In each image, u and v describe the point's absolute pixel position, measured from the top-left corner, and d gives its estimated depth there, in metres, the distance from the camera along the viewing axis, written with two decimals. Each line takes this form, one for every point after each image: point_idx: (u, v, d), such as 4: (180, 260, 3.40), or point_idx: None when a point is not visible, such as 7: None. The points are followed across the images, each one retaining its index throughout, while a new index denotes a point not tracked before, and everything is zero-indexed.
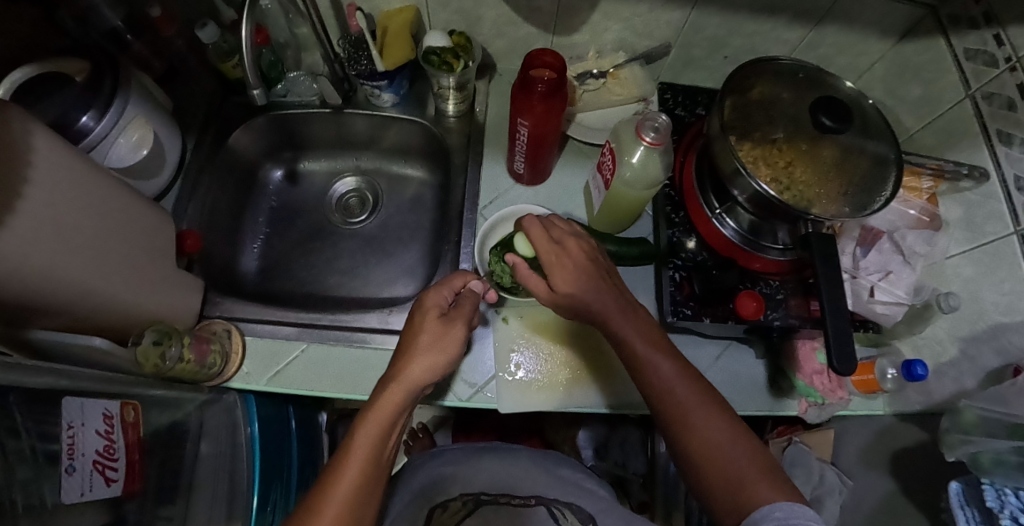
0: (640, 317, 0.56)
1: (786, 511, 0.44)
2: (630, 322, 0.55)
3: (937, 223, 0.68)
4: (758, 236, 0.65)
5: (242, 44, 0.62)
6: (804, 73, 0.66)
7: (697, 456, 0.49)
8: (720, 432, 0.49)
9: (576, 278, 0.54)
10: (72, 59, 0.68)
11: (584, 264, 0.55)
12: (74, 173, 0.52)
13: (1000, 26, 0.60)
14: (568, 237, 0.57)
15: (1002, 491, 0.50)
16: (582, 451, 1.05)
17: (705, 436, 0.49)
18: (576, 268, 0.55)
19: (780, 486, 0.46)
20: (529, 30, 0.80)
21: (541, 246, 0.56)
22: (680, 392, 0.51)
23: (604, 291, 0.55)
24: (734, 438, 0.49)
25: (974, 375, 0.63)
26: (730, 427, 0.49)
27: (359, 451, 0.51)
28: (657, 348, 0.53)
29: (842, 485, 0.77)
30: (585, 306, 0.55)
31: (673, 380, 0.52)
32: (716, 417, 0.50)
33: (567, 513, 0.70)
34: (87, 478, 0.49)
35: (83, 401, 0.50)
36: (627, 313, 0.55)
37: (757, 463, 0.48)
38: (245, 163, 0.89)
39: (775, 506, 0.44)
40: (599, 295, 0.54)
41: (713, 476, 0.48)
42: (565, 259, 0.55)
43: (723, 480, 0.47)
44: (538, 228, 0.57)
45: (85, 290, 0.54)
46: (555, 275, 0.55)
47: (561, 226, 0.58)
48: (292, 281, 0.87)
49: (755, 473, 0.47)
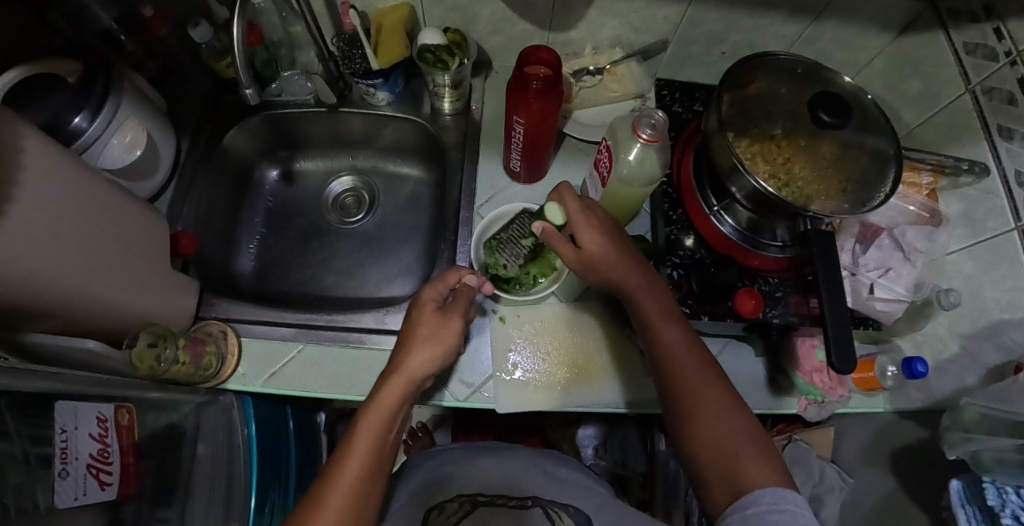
0: (659, 291, 0.56)
1: (774, 495, 0.43)
2: (648, 292, 0.55)
3: (938, 219, 0.67)
4: (756, 232, 0.66)
5: (234, 42, 0.61)
6: (802, 68, 0.66)
7: (696, 435, 0.49)
8: (723, 410, 0.49)
9: (601, 235, 0.55)
10: (63, 60, 0.67)
11: (610, 228, 0.56)
12: (65, 174, 0.51)
13: (1001, 20, 0.60)
14: (596, 206, 0.58)
15: (1003, 489, 0.49)
16: (582, 449, 1.06)
17: (711, 424, 0.48)
18: (602, 228, 0.56)
19: (777, 471, 0.46)
20: (525, 27, 0.79)
21: (570, 207, 0.56)
22: (691, 372, 0.51)
23: (627, 255, 0.56)
24: (738, 428, 0.48)
25: (976, 372, 0.63)
26: (736, 412, 0.49)
27: (361, 439, 0.51)
28: (671, 320, 0.53)
29: (842, 483, 0.78)
30: (608, 267, 0.55)
31: (682, 356, 0.51)
32: (721, 399, 0.49)
33: (563, 513, 0.69)
34: (81, 482, 0.49)
35: (76, 404, 0.50)
36: (647, 281, 0.56)
37: (759, 449, 0.47)
38: (239, 163, 0.88)
39: (764, 490, 0.43)
40: (623, 258, 0.55)
41: (708, 456, 0.48)
42: (593, 219, 0.56)
43: (719, 459, 0.47)
44: (569, 192, 0.57)
45: (80, 293, 0.54)
46: (582, 232, 0.55)
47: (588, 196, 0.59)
48: (288, 282, 0.87)
49: (753, 453, 0.46)
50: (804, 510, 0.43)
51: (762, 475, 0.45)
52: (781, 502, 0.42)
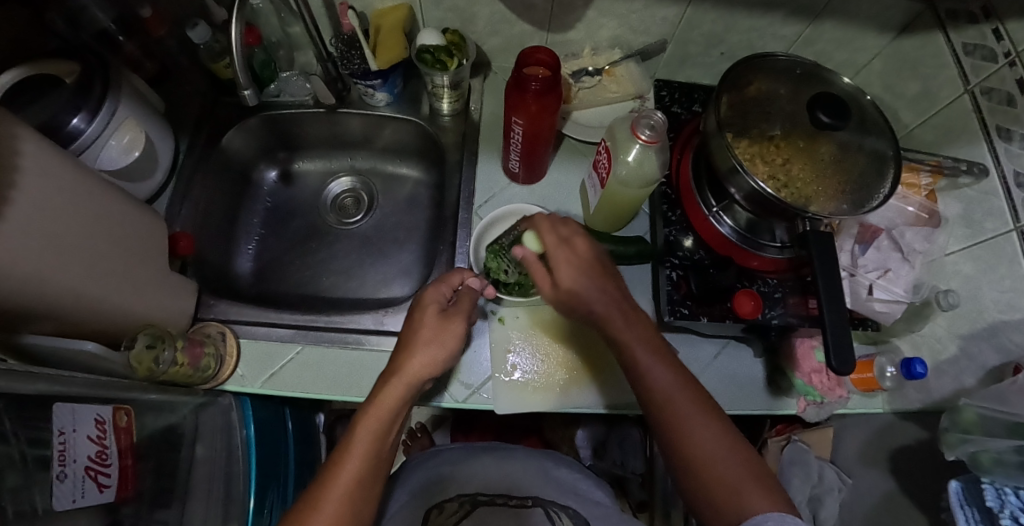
0: (642, 326, 0.54)
1: (778, 522, 0.44)
2: (633, 330, 0.53)
3: (936, 220, 0.68)
4: (755, 233, 0.66)
5: (232, 42, 0.61)
6: (801, 70, 0.66)
7: (693, 468, 0.49)
8: (718, 446, 0.48)
9: (577, 273, 0.53)
10: (61, 61, 0.67)
11: (589, 262, 0.54)
12: (63, 176, 0.51)
13: (1000, 21, 0.60)
14: (576, 234, 0.56)
15: (1002, 490, 0.50)
16: (581, 450, 1.04)
17: (705, 453, 0.48)
18: (581, 258, 0.54)
19: (774, 498, 0.46)
20: (523, 28, 0.79)
21: (549, 239, 0.56)
22: (684, 410, 0.49)
23: (607, 289, 0.54)
24: (732, 452, 0.49)
25: (974, 373, 0.63)
26: (731, 443, 0.49)
27: (359, 443, 0.51)
28: (659, 358, 0.51)
29: (841, 483, 0.77)
30: (586, 304, 0.53)
31: (674, 395, 0.50)
32: (716, 432, 0.49)
33: (562, 515, 0.69)
34: (79, 484, 0.49)
35: (75, 406, 0.50)
36: (629, 317, 0.53)
37: (752, 473, 0.48)
38: (237, 164, 0.88)
39: (766, 515, 0.45)
40: (603, 293, 0.53)
41: (706, 490, 0.48)
42: (570, 255, 0.54)
43: (720, 494, 0.47)
44: (546, 224, 0.57)
45: (78, 295, 0.54)
46: (558, 269, 0.54)
47: (568, 225, 0.57)
48: (287, 283, 0.87)
49: (752, 485, 0.47)
50: None
51: (760, 507, 0.46)
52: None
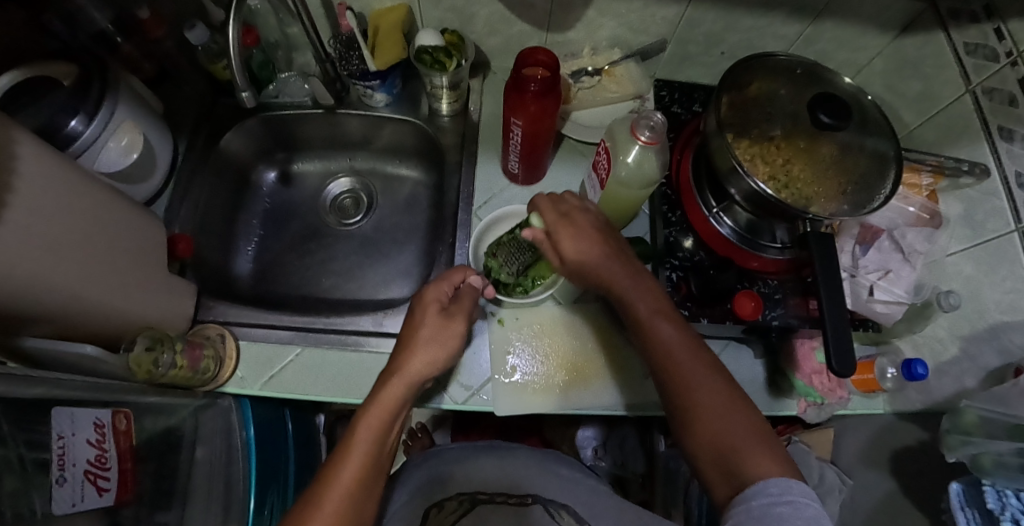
0: (652, 288, 0.55)
1: (780, 487, 0.42)
2: (639, 291, 0.54)
3: (937, 221, 0.67)
4: (756, 235, 0.65)
5: (229, 44, 0.61)
6: (802, 69, 0.65)
7: (693, 426, 0.48)
8: (722, 408, 0.47)
9: (583, 241, 0.56)
10: (59, 63, 0.67)
11: (592, 232, 0.57)
12: (59, 180, 0.51)
13: (1001, 20, 0.59)
14: (577, 209, 0.58)
15: (1003, 492, 0.50)
16: (582, 450, 1.06)
17: (705, 410, 0.48)
18: (582, 229, 0.57)
19: (781, 463, 0.44)
20: (522, 27, 0.79)
21: (549, 216, 0.58)
22: (688, 369, 0.49)
23: (612, 254, 0.56)
24: (735, 411, 0.47)
25: (975, 374, 0.62)
26: (735, 404, 0.48)
27: (363, 437, 0.51)
28: (664, 317, 0.53)
29: (842, 484, 0.75)
30: (594, 271, 0.56)
31: (679, 355, 0.50)
32: (720, 390, 0.48)
33: (563, 514, 0.70)
34: (78, 489, 0.49)
35: (73, 411, 0.50)
36: (636, 279, 0.55)
37: (757, 435, 0.46)
38: (236, 165, 0.88)
39: (768, 481, 0.42)
40: (606, 257, 0.55)
41: (707, 446, 0.47)
42: (572, 225, 0.57)
43: (717, 454, 0.47)
44: (547, 200, 0.59)
45: (77, 298, 0.54)
46: (563, 242, 0.56)
47: (572, 200, 0.59)
48: (286, 284, 0.86)
49: (756, 449, 0.45)
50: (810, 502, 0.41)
51: (765, 471, 0.44)
52: (785, 493, 0.41)
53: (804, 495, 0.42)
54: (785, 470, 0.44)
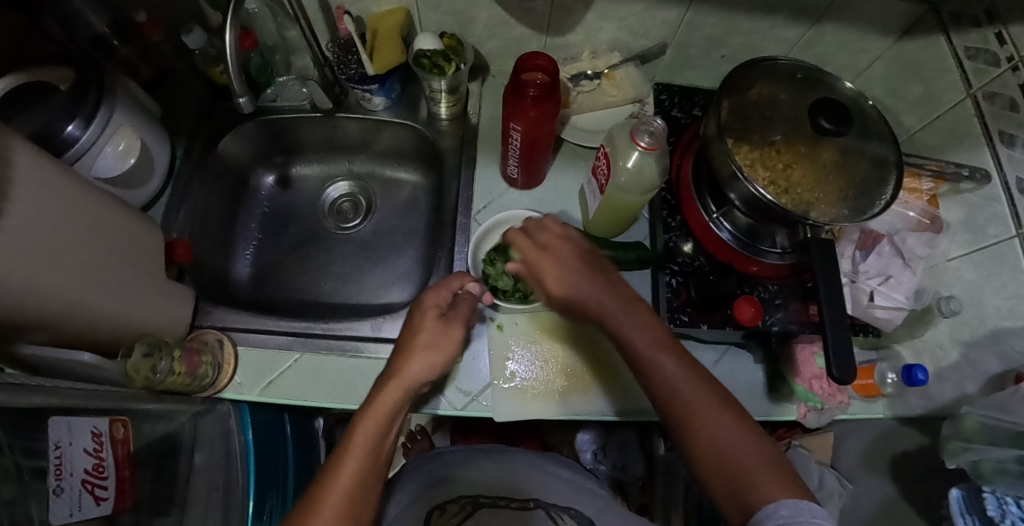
0: (646, 317, 0.53)
1: (791, 508, 0.42)
2: (633, 324, 0.52)
3: (938, 225, 0.67)
4: (755, 239, 0.65)
5: (227, 48, 0.60)
6: (803, 73, 0.65)
7: (703, 458, 0.47)
8: (730, 435, 0.46)
9: (566, 273, 0.54)
10: (56, 68, 0.66)
11: (577, 263, 0.54)
12: (55, 186, 0.51)
13: (1003, 25, 0.59)
14: (557, 239, 0.56)
15: (1003, 500, 0.50)
16: (581, 454, 1.06)
17: (714, 442, 0.47)
18: (564, 260, 0.55)
19: (792, 486, 0.44)
20: (522, 31, 0.78)
21: (527, 250, 0.56)
22: (692, 398, 0.48)
23: (602, 285, 0.53)
24: (744, 438, 0.47)
25: (975, 380, 0.62)
26: (744, 431, 0.47)
27: (362, 440, 0.51)
28: (663, 347, 0.51)
29: (842, 489, 0.75)
30: (584, 304, 0.53)
31: (684, 386, 0.49)
32: (726, 417, 0.47)
33: (565, 516, 0.70)
34: (76, 498, 0.48)
35: (70, 419, 0.50)
36: (631, 310, 0.53)
37: (767, 461, 0.45)
38: (234, 169, 0.87)
39: (780, 504, 0.42)
40: (597, 289, 0.53)
41: (717, 476, 0.46)
42: (553, 259, 0.55)
43: (729, 483, 0.46)
44: (522, 235, 0.57)
45: (73, 306, 0.53)
46: (547, 277, 0.54)
47: (552, 229, 0.57)
48: (285, 289, 0.86)
49: (767, 474, 0.45)
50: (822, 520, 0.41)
51: (775, 494, 0.43)
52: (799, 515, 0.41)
53: (815, 513, 0.42)
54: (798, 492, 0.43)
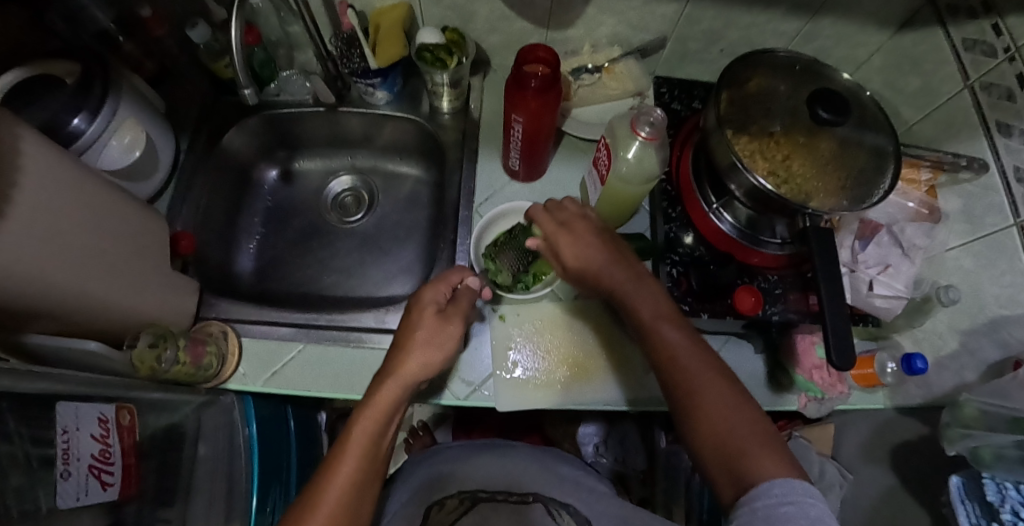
0: (653, 291, 0.55)
1: (784, 487, 0.41)
2: (642, 295, 0.54)
3: (937, 216, 0.68)
4: (756, 229, 0.66)
5: (232, 43, 0.61)
6: (801, 66, 0.66)
7: (699, 429, 0.47)
8: (724, 402, 0.47)
9: (591, 250, 0.56)
10: (62, 62, 0.67)
11: (594, 240, 0.56)
12: (65, 177, 0.52)
13: (999, 15, 0.59)
14: (576, 218, 0.58)
15: (1003, 485, 0.50)
16: (582, 447, 1.06)
17: (710, 413, 0.47)
18: (580, 236, 0.56)
19: (787, 464, 0.43)
20: (522, 25, 0.79)
21: (547, 225, 0.57)
22: (693, 372, 0.49)
23: (614, 259, 0.55)
24: (738, 412, 0.47)
25: (975, 368, 0.63)
26: (738, 404, 0.47)
27: (359, 436, 0.51)
28: (667, 320, 0.52)
29: (842, 479, 0.76)
30: (598, 275, 0.55)
31: (682, 354, 0.50)
32: (719, 386, 0.48)
33: (564, 514, 0.69)
34: (83, 482, 0.49)
35: (77, 405, 0.50)
36: (638, 283, 0.54)
37: (762, 435, 0.45)
38: (237, 163, 0.88)
39: (772, 481, 0.42)
40: (610, 262, 0.55)
41: (712, 449, 0.46)
42: (573, 234, 0.57)
43: (725, 457, 0.45)
44: (542, 211, 0.59)
45: (80, 295, 0.54)
46: (565, 254, 0.56)
47: (570, 207, 0.59)
48: (288, 282, 0.87)
49: (760, 448, 0.44)
50: (814, 500, 0.41)
51: (768, 469, 0.43)
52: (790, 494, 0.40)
53: (806, 493, 0.41)
54: (789, 470, 0.43)
